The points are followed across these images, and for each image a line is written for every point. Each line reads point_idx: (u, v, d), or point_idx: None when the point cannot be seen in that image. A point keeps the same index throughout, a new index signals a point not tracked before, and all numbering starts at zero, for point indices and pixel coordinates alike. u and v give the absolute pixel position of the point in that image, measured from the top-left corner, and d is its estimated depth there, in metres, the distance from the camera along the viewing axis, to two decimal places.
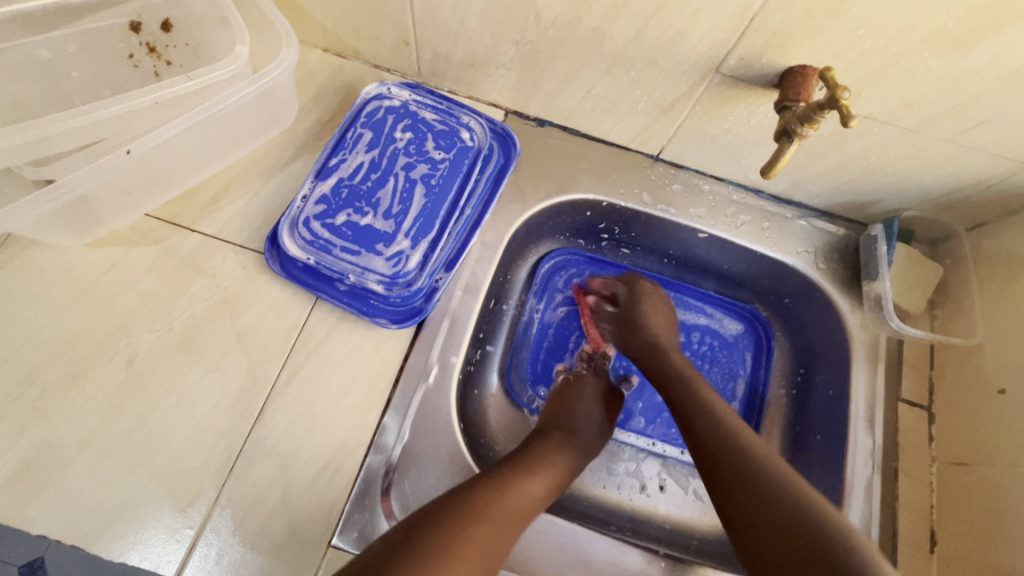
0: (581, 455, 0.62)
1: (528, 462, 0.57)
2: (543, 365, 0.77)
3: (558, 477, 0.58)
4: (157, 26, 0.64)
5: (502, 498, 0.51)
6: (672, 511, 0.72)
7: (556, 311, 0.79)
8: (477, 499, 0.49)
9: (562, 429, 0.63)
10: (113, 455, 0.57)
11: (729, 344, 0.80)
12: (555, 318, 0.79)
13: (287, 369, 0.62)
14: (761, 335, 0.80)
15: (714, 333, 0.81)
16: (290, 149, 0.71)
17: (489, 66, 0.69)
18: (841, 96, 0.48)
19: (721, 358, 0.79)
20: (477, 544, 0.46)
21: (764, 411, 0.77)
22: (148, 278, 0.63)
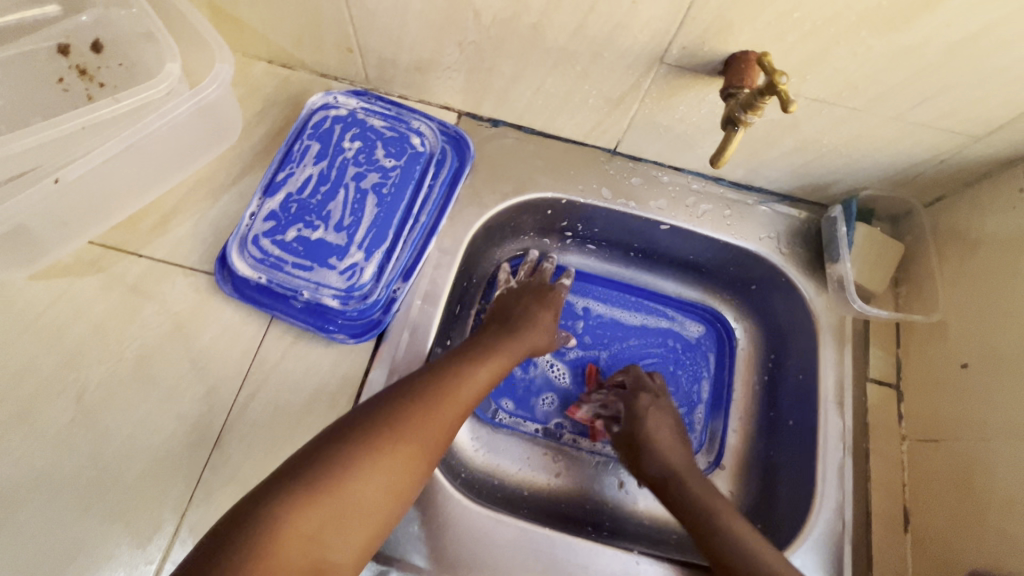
0: (522, 343, 0.66)
1: (481, 349, 0.62)
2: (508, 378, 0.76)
3: (508, 359, 0.63)
4: (87, 48, 0.62)
5: (463, 383, 0.56)
6: (652, 506, 0.71)
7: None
8: (438, 381, 0.55)
9: (510, 321, 0.68)
10: (67, 493, 0.55)
11: (691, 345, 0.81)
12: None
13: (244, 392, 0.60)
14: (724, 333, 0.81)
15: (676, 334, 0.81)
16: (238, 165, 0.69)
17: (435, 68, 0.68)
18: (779, 81, 0.47)
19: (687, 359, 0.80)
20: (440, 423, 0.52)
21: (731, 412, 0.77)
22: (95, 308, 0.61)
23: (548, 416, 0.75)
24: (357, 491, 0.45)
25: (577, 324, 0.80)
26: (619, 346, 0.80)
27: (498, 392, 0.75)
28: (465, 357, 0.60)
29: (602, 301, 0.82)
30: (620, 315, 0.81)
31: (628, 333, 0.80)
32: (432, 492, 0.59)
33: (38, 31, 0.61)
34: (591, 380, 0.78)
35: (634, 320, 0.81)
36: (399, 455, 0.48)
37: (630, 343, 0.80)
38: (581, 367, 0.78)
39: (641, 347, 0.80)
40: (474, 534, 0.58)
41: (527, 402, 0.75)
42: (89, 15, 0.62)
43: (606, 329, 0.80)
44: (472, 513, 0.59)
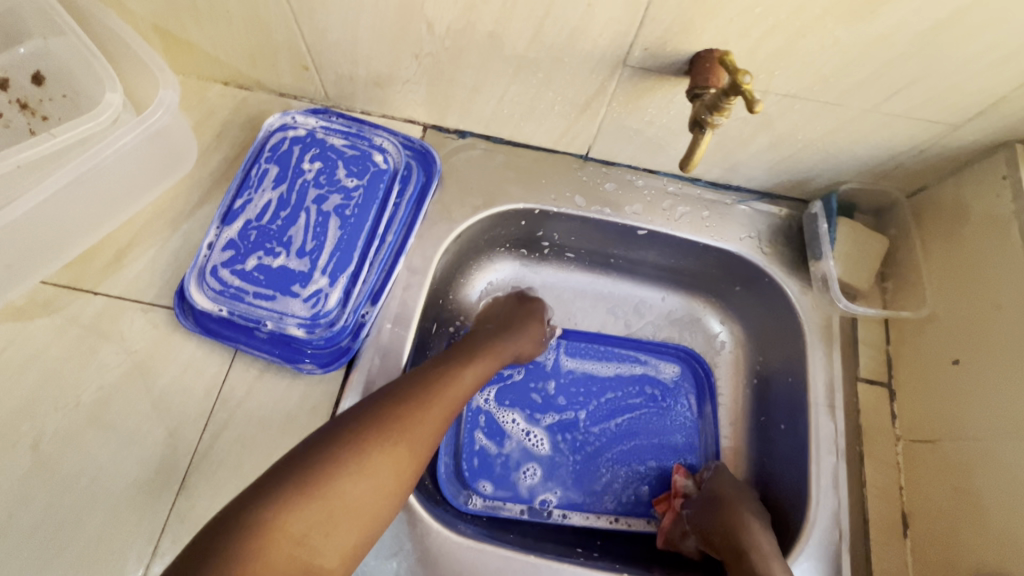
0: (511, 345, 0.67)
1: (472, 350, 0.62)
2: (481, 457, 0.69)
3: (495, 361, 0.64)
4: (27, 81, 0.60)
5: (454, 381, 0.57)
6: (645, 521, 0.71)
7: (483, 393, 0.73)
8: (429, 380, 0.55)
9: (499, 325, 0.69)
10: (25, 550, 0.52)
11: (669, 388, 0.76)
12: (484, 401, 0.72)
13: (209, 432, 0.57)
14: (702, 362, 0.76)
15: (652, 379, 0.76)
16: (195, 193, 0.67)
17: (395, 82, 0.66)
18: (742, 81, 0.44)
19: (668, 406, 0.75)
20: (431, 421, 0.52)
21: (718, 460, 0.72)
22: (50, 351, 0.59)
23: (532, 492, 0.69)
24: (351, 488, 0.46)
25: (549, 384, 0.74)
26: (595, 404, 0.74)
27: (472, 474, 0.68)
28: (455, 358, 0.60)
29: (574, 355, 0.76)
30: (594, 367, 0.76)
31: (603, 389, 0.75)
32: (410, 525, 0.56)
33: None
34: (570, 447, 0.71)
35: (608, 372, 0.76)
36: (391, 453, 0.48)
37: (606, 399, 0.74)
38: (560, 433, 0.72)
39: (619, 401, 0.74)
40: (456, 567, 0.55)
41: (504, 480, 0.69)
42: (28, 46, 0.60)
43: (579, 386, 0.75)
44: (452, 544, 0.56)
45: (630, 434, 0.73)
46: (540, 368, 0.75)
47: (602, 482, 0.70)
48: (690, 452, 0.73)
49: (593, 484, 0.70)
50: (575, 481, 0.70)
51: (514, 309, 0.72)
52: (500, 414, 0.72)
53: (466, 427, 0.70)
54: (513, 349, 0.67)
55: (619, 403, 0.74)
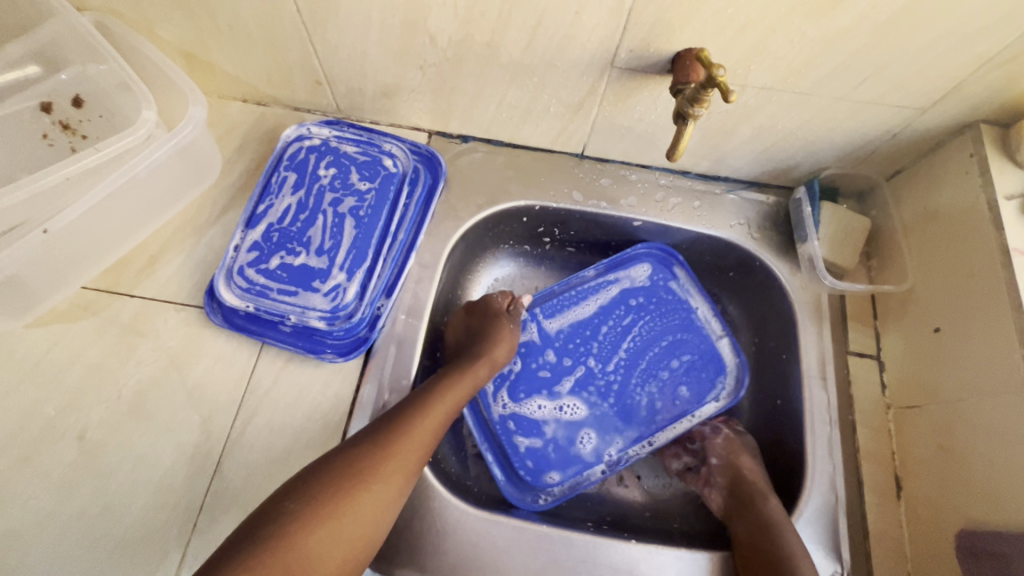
0: (480, 370, 0.65)
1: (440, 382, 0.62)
2: (531, 457, 0.70)
3: (468, 387, 0.64)
4: (68, 103, 0.66)
5: (416, 425, 0.57)
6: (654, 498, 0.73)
7: (499, 400, 0.72)
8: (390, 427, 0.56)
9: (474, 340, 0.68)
10: (74, 531, 0.56)
11: (649, 290, 0.77)
12: (502, 407, 0.72)
13: (239, 419, 0.62)
14: (674, 253, 0.77)
15: (631, 290, 0.77)
16: (220, 202, 0.72)
17: (401, 93, 0.71)
18: (716, 74, 0.49)
19: (666, 312, 0.76)
20: (393, 465, 0.54)
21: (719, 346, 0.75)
22: (91, 349, 0.64)
23: (596, 455, 0.71)
24: (312, 545, 0.48)
25: (548, 355, 0.74)
26: (596, 347, 0.75)
27: (534, 475, 0.70)
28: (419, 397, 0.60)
29: (552, 314, 0.76)
30: (576, 314, 0.76)
31: (597, 326, 0.76)
32: (429, 499, 0.60)
33: (19, 93, 0.64)
34: (599, 396, 0.73)
35: (590, 311, 0.76)
36: (351, 508, 0.51)
37: (603, 335, 0.75)
38: (581, 392, 0.73)
39: (614, 327, 0.76)
40: (473, 537, 0.59)
41: (566, 464, 0.70)
42: (68, 72, 0.65)
43: (573, 338, 0.75)
44: (468, 515, 0.60)
45: (644, 350, 0.75)
46: (534, 347, 0.75)
47: (642, 403, 0.73)
48: (687, 338, 0.75)
49: (639, 414, 0.72)
50: (624, 430, 0.72)
51: (486, 316, 0.70)
52: (524, 410, 0.72)
53: (503, 439, 0.71)
54: (487, 368, 0.66)
55: (614, 324, 0.76)
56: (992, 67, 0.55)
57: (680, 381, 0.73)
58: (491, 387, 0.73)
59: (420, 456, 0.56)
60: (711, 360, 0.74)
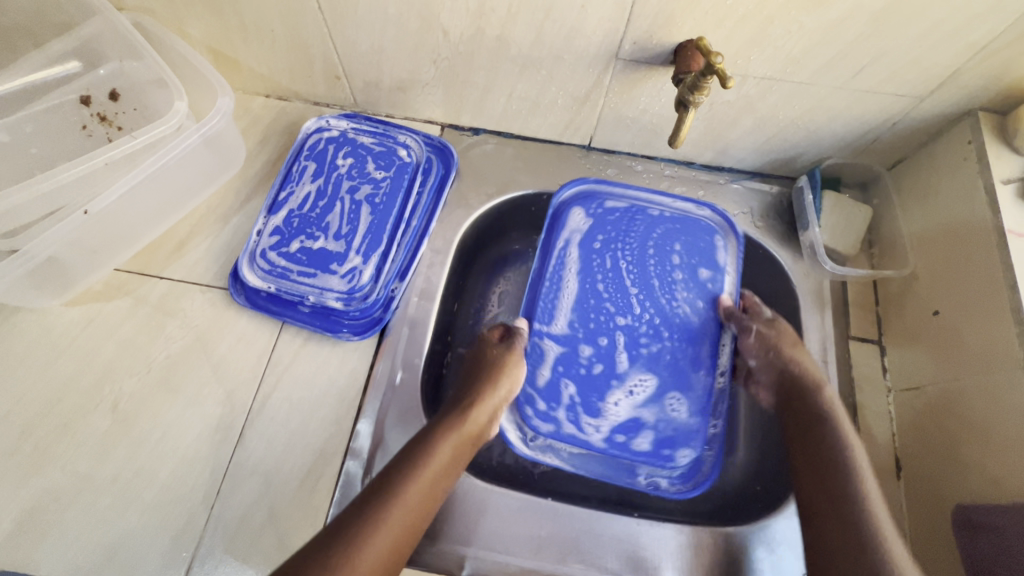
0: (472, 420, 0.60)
1: (425, 443, 0.57)
2: (658, 442, 0.65)
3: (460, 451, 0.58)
4: (105, 97, 0.70)
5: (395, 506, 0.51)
6: None
7: (587, 427, 0.66)
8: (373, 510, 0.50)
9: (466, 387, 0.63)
10: (106, 494, 0.60)
11: (598, 224, 0.73)
12: (592, 432, 0.66)
13: (261, 393, 0.65)
14: (590, 181, 0.75)
15: (590, 234, 0.72)
16: (243, 191, 0.76)
17: (416, 86, 0.74)
18: (715, 61, 0.51)
19: (627, 229, 0.73)
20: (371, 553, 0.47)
21: (700, 212, 0.74)
22: (124, 326, 0.68)
23: (693, 410, 0.66)
24: None
25: (582, 353, 0.68)
26: (613, 308, 0.69)
27: (671, 452, 0.65)
28: (402, 469, 0.54)
29: (555, 316, 0.69)
30: (569, 297, 0.70)
31: (595, 289, 0.70)
32: None
33: (62, 87, 0.69)
34: (654, 341, 0.68)
35: (574, 283, 0.70)
36: None
37: (605, 290, 0.70)
38: (645, 365, 0.67)
39: (603, 273, 0.71)
40: (481, 507, 0.61)
41: (682, 438, 0.65)
42: (106, 68, 0.70)
43: (583, 319, 0.69)
44: (476, 487, 0.62)
45: (643, 263, 0.71)
46: (573, 358, 0.68)
47: (682, 309, 0.69)
48: (672, 233, 0.72)
49: (694, 326, 0.69)
50: (700, 362, 0.67)
51: (477, 356, 0.66)
52: (606, 416, 0.66)
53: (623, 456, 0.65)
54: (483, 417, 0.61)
55: (585, 257, 0.71)
56: (987, 55, 0.56)
57: (687, 269, 0.71)
58: (567, 428, 0.66)
59: (399, 547, 0.50)
60: (698, 240, 0.72)
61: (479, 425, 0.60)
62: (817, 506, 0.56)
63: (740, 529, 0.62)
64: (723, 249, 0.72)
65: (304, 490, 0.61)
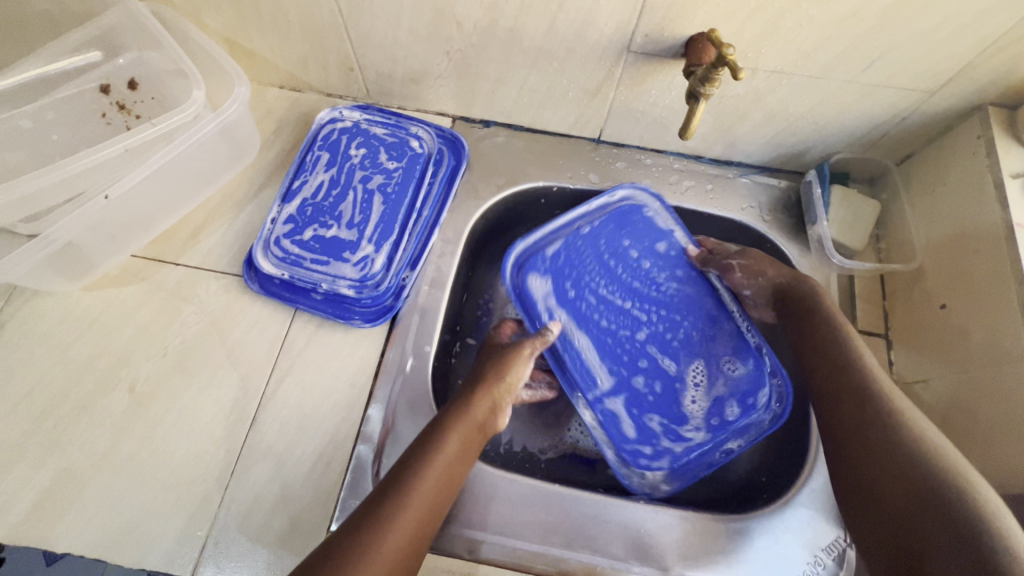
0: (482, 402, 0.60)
1: (439, 428, 0.57)
2: (738, 390, 0.69)
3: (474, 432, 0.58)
4: (124, 86, 0.71)
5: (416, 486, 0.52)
6: None
7: (689, 433, 0.68)
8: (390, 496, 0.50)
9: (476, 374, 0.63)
10: (122, 474, 0.61)
11: (560, 275, 0.73)
12: (696, 432, 0.68)
13: (274, 378, 0.66)
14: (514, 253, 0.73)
15: (559, 288, 0.72)
16: (257, 180, 0.77)
17: (428, 78, 0.75)
18: (727, 53, 0.52)
19: (581, 259, 0.73)
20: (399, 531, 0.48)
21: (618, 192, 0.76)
22: (140, 311, 0.69)
23: (736, 348, 0.70)
24: None
25: (637, 380, 0.70)
26: (626, 330, 0.71)
27: (755, 391, 0.68)
28: (414, 455, 0.54)
29: (596, 375, 0.69)
30: (593, 353, 0.70)
31: (603, 329, 0.71)
32: None
33: (82, 75, 0.70)
34: (670, 329, 0.71)
35: (572, 331, 0.71)
36: None
37: (609, 322, 0.72)
38: (686, 354, 0.70)
39: (593, 305, 0.72)
40: (489, 493, 0.62)
41: (752, 386, 0.68)
42: (125, 57, 0.71)
43: (610, 355, 0.70)
44: (485, 473, 0.63)
45: (615, 276, 0.73)
46: (638, 394, 0.69)
47: (664, 285, 0.73)
48: (617, 232, 0.75)
49: (696, 297, 0.72)
50: (716, 317, 0.72)
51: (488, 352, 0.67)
52: (694, 423, 0.68)
53: (728, 432, 0.68)
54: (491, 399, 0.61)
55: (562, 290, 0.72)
56: (997, 50, 0.57)
57: (649, 255, 0.74)
58: (677, 449, 0.67)
59: (422, 526, 0.51)
60: (635, 224, 0.75)
61: (487, 407, 0.60)
62: (840, 421, 0.55)
63: (746, 518, 0.62)
64: (654, 216, 0.75)
65: (316, 472, 0.62)
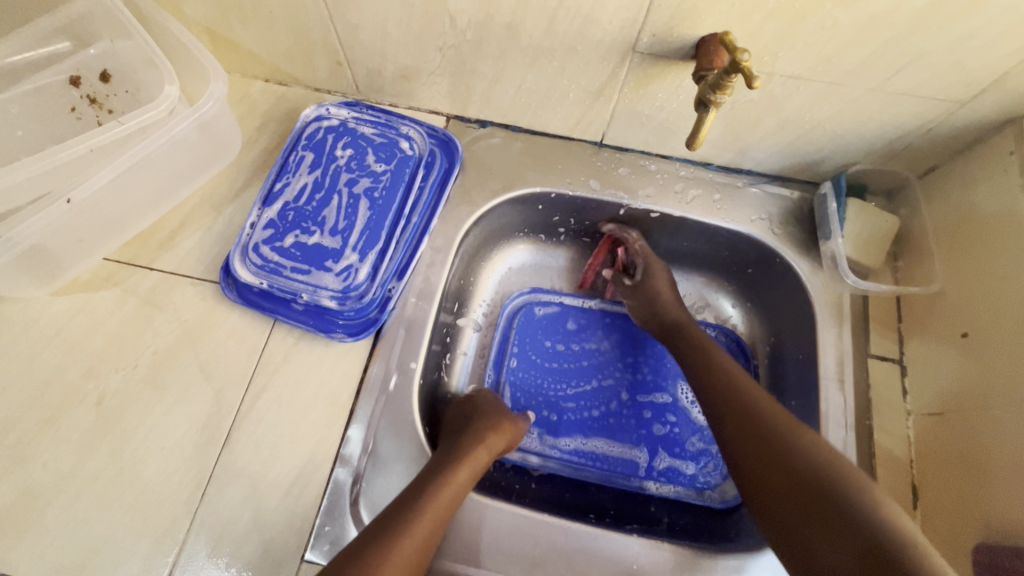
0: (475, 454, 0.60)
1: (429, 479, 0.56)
2: None
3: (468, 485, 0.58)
4: (96, 78, 0.67)
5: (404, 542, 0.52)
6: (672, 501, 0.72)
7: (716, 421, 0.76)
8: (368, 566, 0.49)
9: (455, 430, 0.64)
10: (88, 493, 0.58)
11: (543, 406, 0.76)
12: None
13: (250, 393, 0.63)
14: None
15: (553, 414, 0.76)
16: (238, 180, 0.73)
17: (420, 75, 0.70)
18: (741, 59, 0.47)
19: (538, 386, 0.77)
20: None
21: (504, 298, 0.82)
22: (112, 319, 0.65)
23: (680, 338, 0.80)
24: None
25: (655, 427, 0.75)
26: (612, 406, 0.76)
27: None
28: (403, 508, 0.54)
29: (631, 457, 0.73)
30: (602, 441, 0.74)
31: (600, 420, 0.75)
32: None
33: (51, 66, 0.66)
34: (633, 370, 0.79)
35: (577, 439, 0.74)
36: None
37: (599, 412, 0.76)
38: (669, 380, 0.78)
39: (574, 406, 0.76)
40: (475, 520, 0.59)
41: None
42: (96, 47, 0.67)
43: (620, 428, 0.75)
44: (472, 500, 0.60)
45: (570, 372, 0.78)
46: (664, 437, 0.75)
47: (594, 343, 0.80)
48: (533, 337, 0.79)
49: (631, 334, 0.81)
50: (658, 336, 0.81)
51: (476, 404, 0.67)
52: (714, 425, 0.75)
53: None
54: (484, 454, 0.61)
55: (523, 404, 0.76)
56: None
57: (569, 338, 0.80)
58: (714, 448, 0.74)
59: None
60: (529, 317, 0.81)
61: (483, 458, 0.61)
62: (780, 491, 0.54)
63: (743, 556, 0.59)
64: (549, 312, 0.81)
65: (291, 496, 0.59)
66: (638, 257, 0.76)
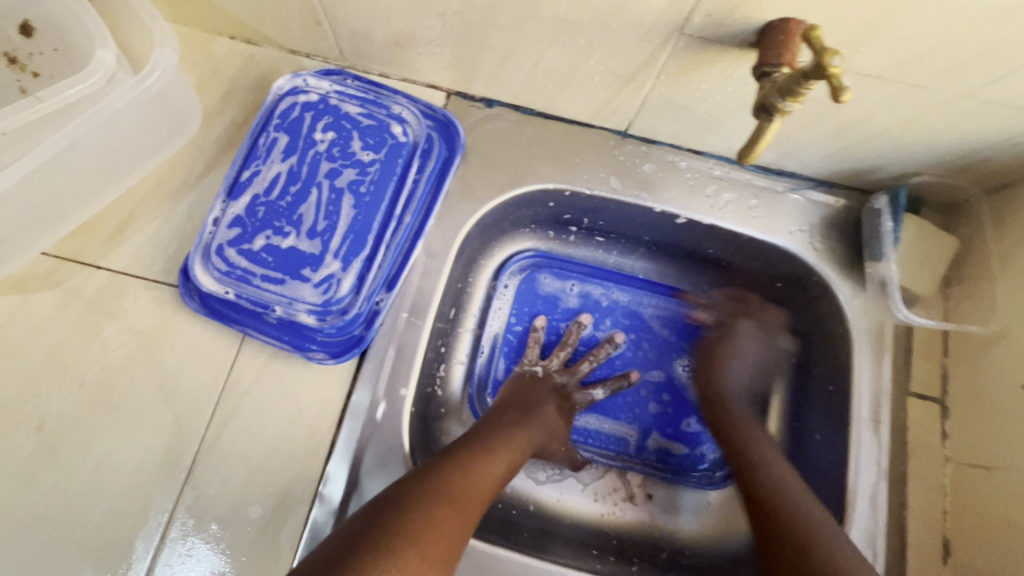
0: (542, 412, 0.62)
1: (501, 426, 0.58)
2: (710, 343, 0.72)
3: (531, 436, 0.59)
4: (15, 32, 0.55)
5: (480, 461, 0.52)
6: (677, 526, 0.68)
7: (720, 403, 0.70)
8: (433, 483, 0.47)
9: (519, 402, 0.62)
10: (30, 531, 0.51)
11: None
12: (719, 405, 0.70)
13: (216, 419, 0.55)
14: (473, 381, 0.70)
15: None
16: (199, 162, 0.62)
17: (417, 43, 0.58)
18: (829, 63, 0.37)
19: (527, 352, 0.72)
20: (467, 485, 0.49)
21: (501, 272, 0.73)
22: (51, 327, 0.56)
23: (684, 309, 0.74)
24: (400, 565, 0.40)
25: (651, 406, 0.72)
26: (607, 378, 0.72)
27: None
28: (481, 439, 0.55)
29: (623, 435, 0.71)
30: (593, 416, 0.72)
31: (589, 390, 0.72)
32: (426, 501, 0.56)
33: None
34: (633, 346, 0.73)
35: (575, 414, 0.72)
36: (434, 528, 0.43)
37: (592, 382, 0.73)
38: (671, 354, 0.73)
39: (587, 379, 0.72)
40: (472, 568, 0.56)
41: None
42: None
43: (618, 408, 0.72)
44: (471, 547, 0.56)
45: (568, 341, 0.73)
46: (659, 416, 0.72)
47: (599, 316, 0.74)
48: (532, 304, 0.73)
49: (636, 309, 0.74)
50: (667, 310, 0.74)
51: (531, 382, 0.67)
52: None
53: None
54: (547, 418, 0.63)
55: None
56: None
57: (571, 308, 0.74)
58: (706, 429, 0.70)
59: (486, 492, 0.50)
60: (528, 287, 0.74)
61: (552, 421, 0.63)
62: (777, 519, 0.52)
63: None
64: (550, 282, 0.74)
65: (264, 538, 0.52)
66: (728, 314, 0.71)
